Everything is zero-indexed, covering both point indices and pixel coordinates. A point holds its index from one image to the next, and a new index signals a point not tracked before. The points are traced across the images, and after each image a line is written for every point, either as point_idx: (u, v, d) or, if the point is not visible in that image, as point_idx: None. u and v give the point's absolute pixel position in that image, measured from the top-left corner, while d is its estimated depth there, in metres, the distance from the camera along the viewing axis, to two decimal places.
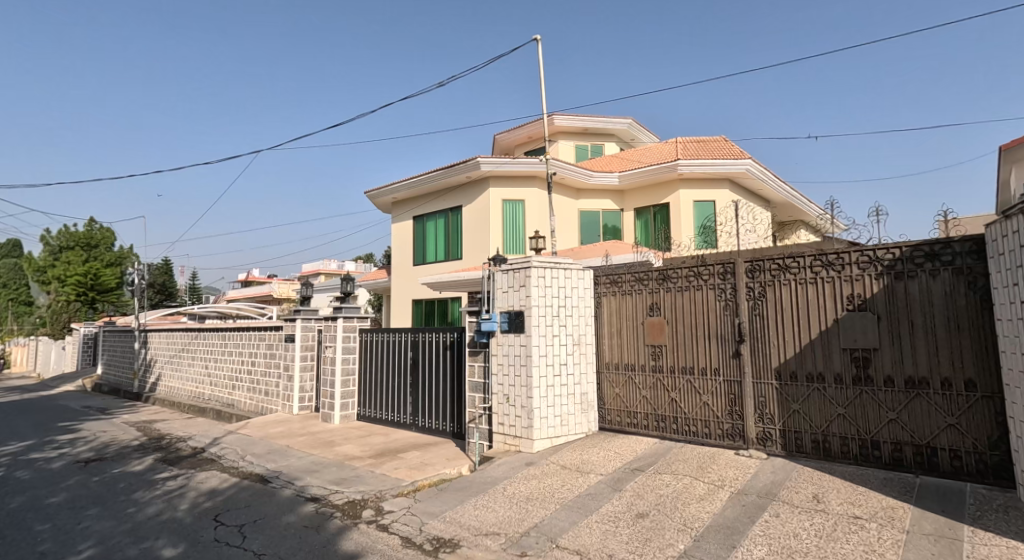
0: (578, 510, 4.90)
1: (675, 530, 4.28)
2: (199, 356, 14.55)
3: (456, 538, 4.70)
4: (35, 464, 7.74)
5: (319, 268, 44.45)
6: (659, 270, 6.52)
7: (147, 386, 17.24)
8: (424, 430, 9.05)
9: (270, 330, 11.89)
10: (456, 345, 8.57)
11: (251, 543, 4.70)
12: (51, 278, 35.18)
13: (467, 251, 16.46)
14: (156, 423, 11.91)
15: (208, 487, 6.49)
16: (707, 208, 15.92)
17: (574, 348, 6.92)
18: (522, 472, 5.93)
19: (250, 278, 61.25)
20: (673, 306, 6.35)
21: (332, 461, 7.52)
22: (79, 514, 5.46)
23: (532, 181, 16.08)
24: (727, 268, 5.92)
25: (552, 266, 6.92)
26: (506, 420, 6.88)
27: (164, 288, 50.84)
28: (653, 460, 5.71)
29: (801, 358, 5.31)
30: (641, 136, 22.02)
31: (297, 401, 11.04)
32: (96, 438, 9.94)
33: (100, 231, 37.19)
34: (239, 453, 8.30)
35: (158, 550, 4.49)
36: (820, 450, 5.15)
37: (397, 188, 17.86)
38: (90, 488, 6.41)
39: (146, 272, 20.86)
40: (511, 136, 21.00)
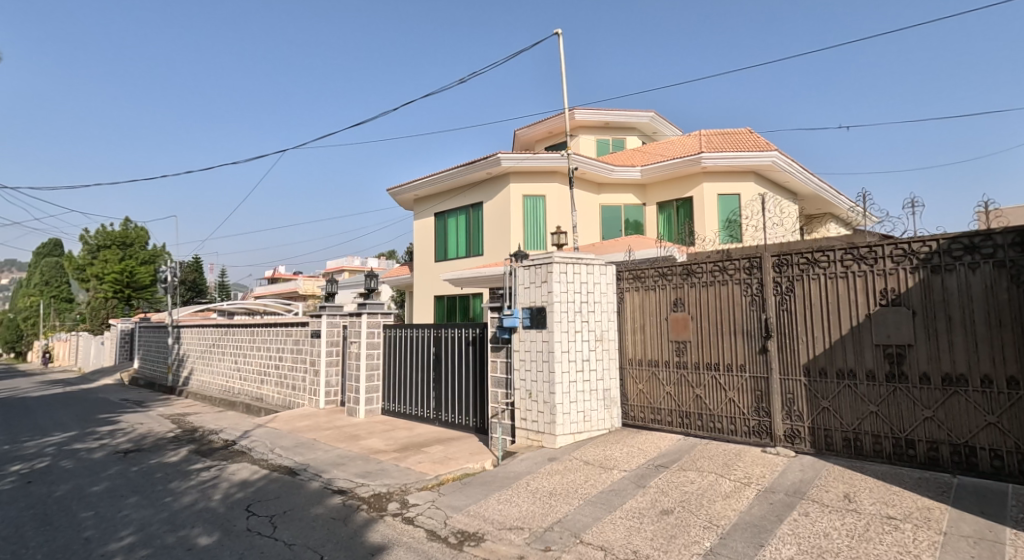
0: (602, 506, 4.88)
1: (700, 527, 4.24)
2: (229, 351, 14.89)
3: (480, 532, 4.74)
4: (78, 454, 8.06)
5: (343, 265, 45.12)
6: (683, 265, 6.43)
7: (179, 380, 17.74)
8: (447, 424, 9.13)
9: (296, 327, 12.12)
10: (478, 341, 8.61)
11: (282, 534, 4.82)
12: (90, 276, 36.47)
13: (488, 247, 16.49)
14: (189, 415, 12.26)
15: (239, 479, 6.67)
16: (732, 201, 15.64)
17: (597, 344, 6.89)
18: (545, 467, 5.96)
19: (277, 275, 62.46)
20: (697, 301, 6.27)
21: (358, 455, 7.64)
22: (119, 502, 5.66)
23: (553, 177, 16.02)
24: (754, 261, 5.81)
25: (574, 262, 6.89)
26: (528, 415, 6.89)
27: (195, 285, 52.24)
28: (678, 456, 5.66)
29: (831, 354, 5.19)
30: (664, 129, 21.76)
31: (323, 396, 11.23)
32: (133, 430, 10.28)
33: (134, 230, 38.26)
34: (269, 446, 8.50)
35: (194, 539, 4.63)
36: (852, 448, 5.04)
37: (419, 184, 17.98)
38: (130, 478, 6.65)
39: (178, 269, 21.45)
40: (532, 132, 20.96)
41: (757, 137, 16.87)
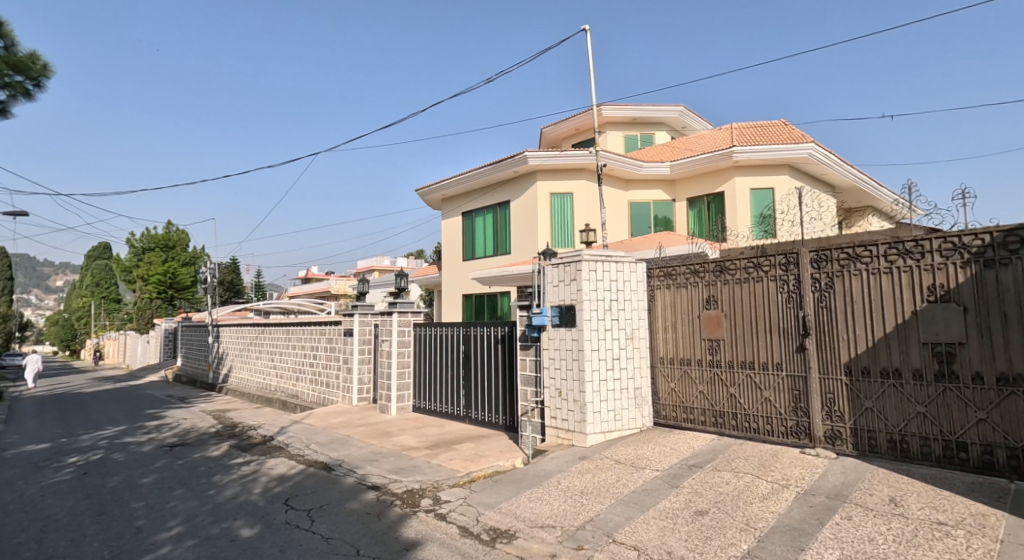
0: (635, 505, 4.84)
1: (737, 529, 4.16)
2: (266, 349, 15.31)
3: (512, 529, 4.76)
4: (128, 447, 8.43)
5: (374, 265, 45.83)
6: (716, 262, 6.31)
7: (219, 377, 18.33)
8: (477, 422, 9.18)
9: (330, 325, 12.38)
10: (507, 340, 8.65)
11: (319, 527, 4.93)
12: (136, 277, 38.11)
13: (516, 246, 16.51)
14: (229, 412, 12.65)
15: (278, 473, 6.86)
16: (766, 196, 15.19)
17: (628, 342, 6.83)
18: (576, 466, 5.92)
19: (310, 275, 63.83)
20: (731, 298, 6.14)
21: (390, 451, 7.76)
22: (167, 494, 5.89)
23: (581, 174, 15.92)
24: (790, 257, 5.65)
25: (604, 259, 6.84)
26: (558, 413, 6.88)
27: (233, 285, 53.96)
28: (712, 456, 5.57)
29: (875, 353, 5.01)
30: (694, 123, 21.33)
31: (356, 393, 11.44)
32: (178, 425, 10.69)
33: (176, 233, 39.64)
34: (305, 441, 8.70)
35: (237, 530, 4.78)
36: (897, 450, 4.86)
37: (447, 184, 18.14)
38: (176, 471, 6.91)
39: (217, 270, 22.17)
40: (559, 129, 20.88)
41: (792, 129, 16.41)
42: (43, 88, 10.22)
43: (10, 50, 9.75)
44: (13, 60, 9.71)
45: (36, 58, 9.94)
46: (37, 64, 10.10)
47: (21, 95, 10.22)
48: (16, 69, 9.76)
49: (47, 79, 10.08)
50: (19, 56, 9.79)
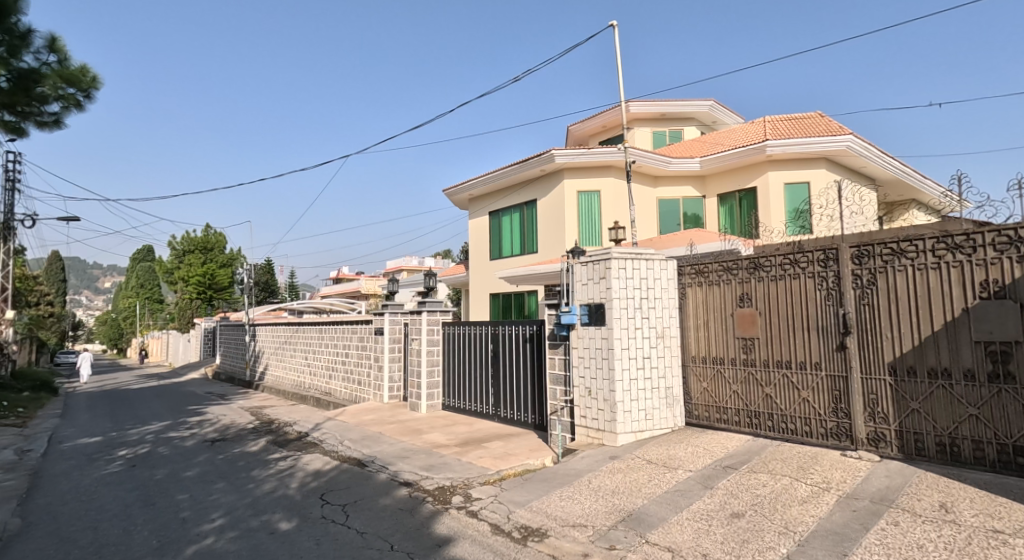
0: (668, 506, 4.77)
1: (775, 533, 4.06)
2: (300, 348, 15.66)
3: (543, 528, 4.76)
4: (173, 442, 8.74)
5: (402, 264, 46.40)
6: (750, 259, 6.17)
7: (256, 375, 18.86)
8: (506, 421, 9.19)
9: (361, 324, 12.59)
10: (536, 338, 8.64)
11: (354, 522, 5.02)
12: (178, 279, 39.75)
13: (544, 244, 16.47)
14: (266, 408, 13.00)
15: (314, 469, 7.02)
16: (801, 190, 14.70)
17: (658, 341, 6.75)
18: (606, 466, 5.87)
19: (341, 275, 65.05)
20: (766, 296, 6.00)
21: (421, 449, 7.85)
22: (209, 487, 6.08)
23: (609, 171, 15.77)
24: (829, 253, 5.48)
25: (633, 257, 6.78)
26: (588, 413, 6.84)
27: (267, 285, 55.54)
28: (747, 457, 5.45)
29: (921, 352, 4.81)
30: (725, 118, 20.89)
31: (387, 391, 11.60)
32: (218, 421, 11.05)
33: (214, 235, 41.00)
34: (338, 438, 8.87)
35: (276, 523, 4.90)
36: (946, 455, 4.66)
37: (474, 184, 18.23)
38: (217, 465, 7.14)
39: (253, 271, 22.83)
40: (586, 127, 20.76)
41: (829, 121, 15.90)
42: (94, 98, 10.74)
43: (62, 64, 10.22)
44: (67, 73, 10.20)
45: (87, 71, 10.45)
46: (86, 76, 10.61)
47: (72, 106, 10.71)
48: (70, 82, 10.26)
49: (97, 90, 10.61)
50: (71, 70, 10.29)
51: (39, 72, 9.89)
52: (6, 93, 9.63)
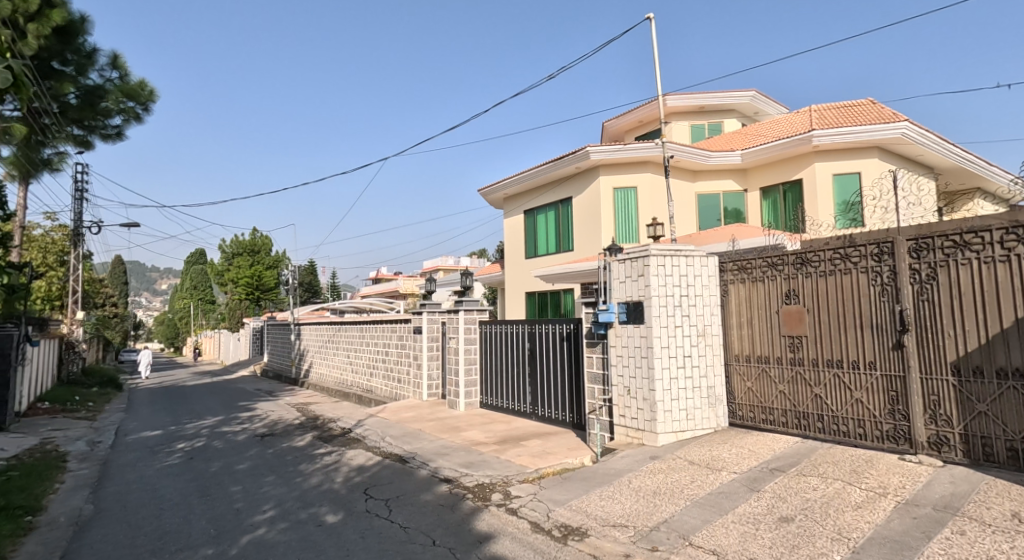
0: (712, 508, 4.66)
1: (827, 538, 3.91)
2: (342, 346, 16.06)
3: (584, 527, 4.72)
4: (226, 436, 9.12)
5: (439, 264, 46.93)
6: (797, 254, 5.96)
7: (301, 372, 19.46)
8: (544, 419, 9.18)
9: (400, 323, 12.81)
10: (573, 337, 8.58)
11: (397, 516, 5.11)
12: (228, 280, 41.50)
13: (580, 242, 16.35)
14: (311, 405, 13.40)
15: (357, 464, 7.19)
16: (851, 181, 14.05)
17: (699, 339, 6.60)
18: (646, 466, 5.79)
19: (380, 276, 66.30)
20: (815, 292, 5.78)
21: (460, 446, 7.92)
22: (260, 480, 6.31)
23: (646, 167, 15.53)
24: (884, 247, 5.23)
25: (673, 253, 6.66)
26: (627, 412, 6.76)
27: (311, 286, 57.23)
28: (796, 460, 5.27)
29: (989, 352, 4.52)
30: (768, 108, 20.22)
31: (425, 389, 11.76)
32: (267, 416, 11.46)
33: (261, 238, 42.54)
34: (380, 434, 9.05)
35: (323, 516, 5.04)
36: (1019, 461, 4.36)
37: (509, 183, 18.27)
38: (267, 458, 7.40)
39: (297, 272, 23.57)
40: (621, 122, 20.50)
41: (881, 108, 15.16)
42: (151, 111, 11.35)
43: (123, 80, 10.87)
44: (127, 88, 10.84)
45: (145, 85, 11.06)
46: (145, 91, 11.23)
47: (132, 119, 11.31)
48: (130, 96, 10.89)
49: (154, 103, 11.18)
50: (131, 85, 10.92)
51: (103, 87, 10.61)
52: (74, 109, 10.35)
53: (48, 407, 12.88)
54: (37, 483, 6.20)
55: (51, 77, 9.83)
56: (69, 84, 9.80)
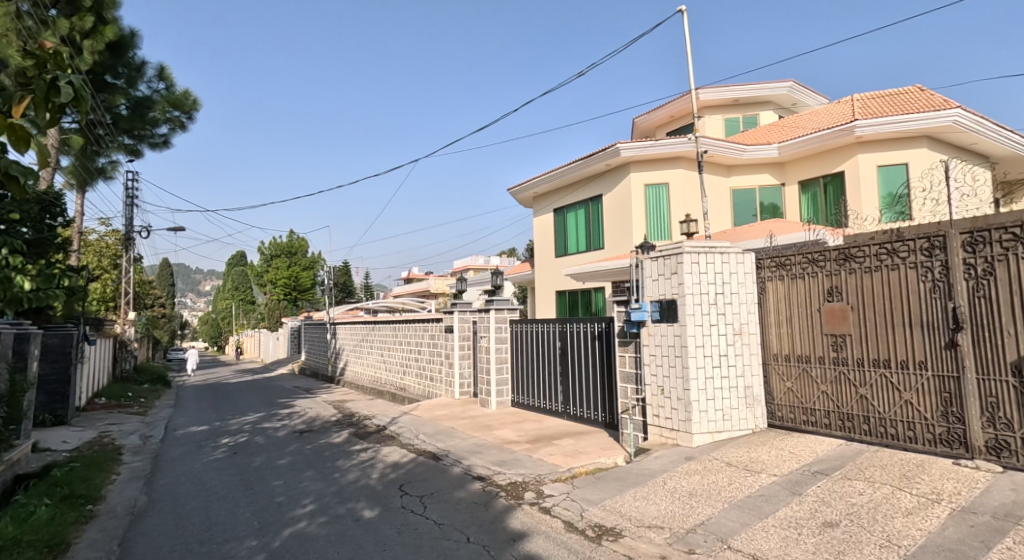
0: (751, 511, 4.54)
1: (875, 545, 3.76)
2: (376, 345, 16.33)
3: (618, 527, 4.66)
4: (267, 432, 9.40)
5: (469, 263, 47.16)
6: (839, 249, 5.74)
7: (337, 370, 19.89)
8: (576, 419, 9.12)
9: (432, 322, 12.93)
10: (605, 336, 8.49)
11: (431, 513, 5.15)
12: (267, 281, 42.78)
13: (611, 240, 16.18)
14: (347, 402, 13.67)
15: (392, 460, 7.29)
16: (898, 173, 13.44)
17: (736, 338, 6.44)
18: (681, 466, 5.68)
19: (412, 276, 67.12)
20: (860, 289, 5.56)
21: (492, 444, 7.94)
22: (299, 475, 6.47)
23: (678, 162, 15.26)
24: (935, 241, 4.98)
25: (707, 251, 6.50)
26: (661, 412, 6.65)
27: (345, 286, 58.41)
28: (840, 463, 5.08)
29: None
30: (806, 99, 19.57)
31: (457, 387, 11.85)
32: (306, 413, 11.75)
33: (298, 240, 43.64)
34: (414, 432, 9.16)
35: (360, 511, 5.12)
36: None
37: (538, 182, 18.23)
38: (306, 454, 7.59)
39: (332, 272, 24.09)
40: (652, 118, 20.19)
41: (929, 95, 14.49)
42: (195, 119, 11.86)
43: (169, 90, 11.33)
44: (173, 98, 11.34)
45: (189, 95, 11.53)
46: (189, 100, 11.69)
47: (177, 128, 11.82)
48: (176, 106, 11.43)
49: (198, 111, 11.70)
50: (176, 95, 11.40)
51: (150, 98, 11.05)
52: (125, 119, 10.78)
53: (104, 403, 13.53)
54: (96, 474, 6.51)
55: (105, 91, 10.28)
56: (121, 97, 10.22)
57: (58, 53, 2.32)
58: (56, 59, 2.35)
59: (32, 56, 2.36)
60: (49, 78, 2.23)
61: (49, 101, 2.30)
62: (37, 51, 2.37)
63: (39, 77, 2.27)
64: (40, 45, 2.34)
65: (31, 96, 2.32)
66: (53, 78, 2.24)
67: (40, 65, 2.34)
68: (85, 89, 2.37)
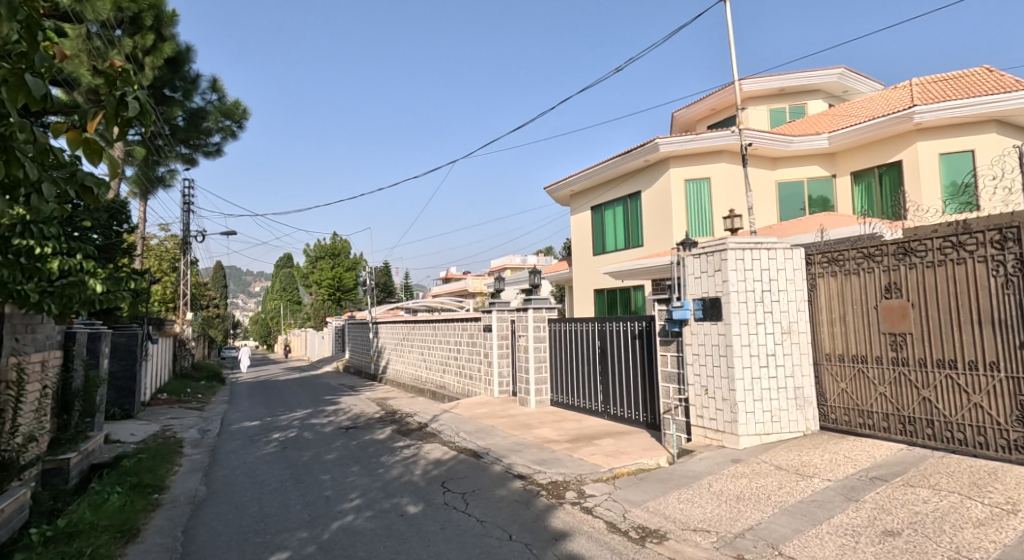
0: (803, 517, 4.34)
1: (942, 557, 3.54)
2: (416, 344, 16.56)
3: (662, 530, 4.55)
4: (314, 428, 9.67)
5: (506, 263, 47.24)
6: (898, 243, 5.43)
7: (379, 368, 20.28)
8: (616, 418, 8.99)
9: (471, 322, 13.01)
10: (646, 334, 8.33)
11: (473, 510, 5.17)
12: (313, 282, 44.14)
13: (650, 237, 15.88)
14: (389, 400, 13.93)
15: (434, 458, 7.36)
16: (964, 160, 12.54)
17: (785, 336, 6.20)
18: (728, 469, 5.50)
19: (450, 276, 67.76)
20: (921, 285, 5.24)
21: (532, 443, 7.91)
22: (345, 470, 6.62)
23: (720, 156, 14.84)
24: (1007, 233, 4.64)
25: (753, 247, 6.27)
26: (705, 413, 6.47)
27: (386, 287, 59.64)
28: (902, 469, 4.81)
29: None
30: (858, 86, 18.69)
31: (496, 386, 11.88)
32: (350, 410, 12.03)
33: (341, 242, 44.85)
34: (454, 429, 9.23)
35: (404, 506, 5.19)
36: None
37: (575, 180, 18.09)
38: (351, 450, 7.76)
39: (374, 273, 24.61)
40: (692, 111, 19.73)
41: (996, 77, 13.58)
42: (245, 128, 12.19)
43: (221, 100, 11.78)
44: (225, 108, 11.74)
45: (239, 104, 11.92)
46: (239, 109, 12.09)
47: (229, 137, 12.23)
48: (227, 115, 11.79)
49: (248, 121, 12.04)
50: (228, 105, 11.81)
51: (204, 109, 11.51)
52: (182, 130, 11.31)
53: (165, 398, 14.25)
54: (161, 465, 6.84)
55: (163, 103, 10.76)
56: (178, 109, 10.73)
57: (125, 70, 2.43)
58: (123, 76, 2.45)
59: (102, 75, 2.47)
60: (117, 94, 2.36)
61: (117, 115, 2.44)
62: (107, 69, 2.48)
63: (109, 93, 2.41)
64: (109, 63, 2.43)
65: (102, 110, 2.44)
66: (121, 94, 2.37)
67: (110, 82, 2.46)
68: (148, 103, 2.53)
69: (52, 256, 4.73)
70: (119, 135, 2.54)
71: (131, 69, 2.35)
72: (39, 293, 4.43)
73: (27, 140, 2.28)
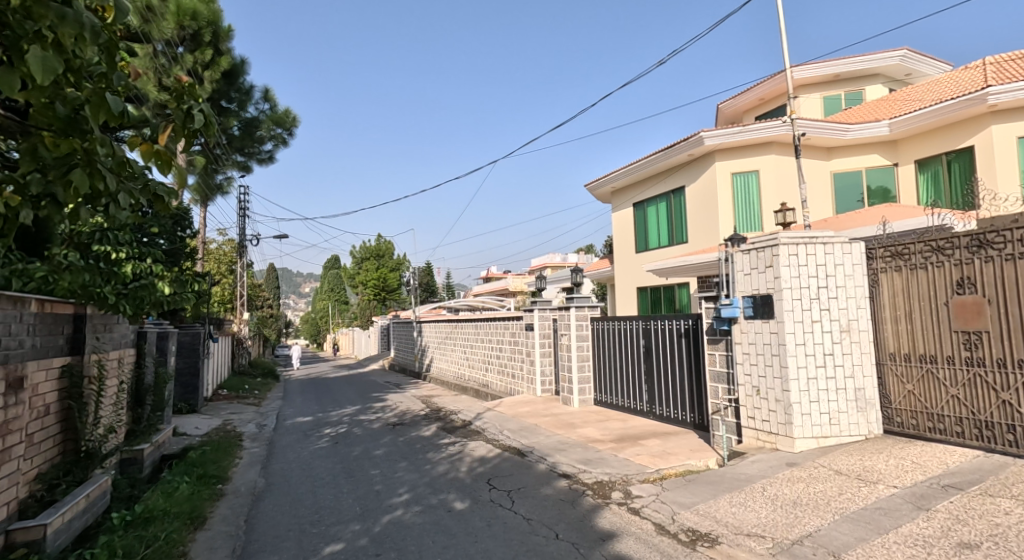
0: (867, 525, 4.10)
1: None
2: (459, 343, 16.70)
3: (714, 533, 4.39)
4: (362, 424, 9.90)
5: (546, 263, 47.12)
6: (972, 235, 5.04)
7: (424, 367, 20.60)
8: (662, 419, 8.79)
9: (513, 321, 13.00)
10: (692, 333, 8.09)
11: (519, 508, 5.14)
12: (359, 283, 45.34)
13: (696, 233, 15.45)
14: (433, 398, 14.11)
15: (478, 455, 7.38)
16: None
17: (843, 335, 5.90)
18: (783, 472, 5.26)
19: (492, 275, 68.17)
20: (998, 280, 4.85)
21: (576, 443, 7.82)
22: (393, 465, 6.74)
23: (769, 148, 14.29)
24: None
25: (807, 241, 5.98)
26: (757, 414, 6.22)
27: (429, 287, 60.65)
28: (979, 477, 4.46)
29: None
30: (921, 69, 17.60)
31: (539, 384, 11.83)
32: (397, 407, 12.28)
33: (384, 243, 45.90)
34: (498, 428, 9.24)
35: (451, 502, 5.22)
36: None
37: (617, 177, 17.82)
38: (399, 446, 7.89)
39: (418, 273, 25.01)
40: (739, 102, 19.07)
41: None
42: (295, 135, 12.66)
43: (273, 109, 12.18)
44: (276, 116, 12.16)
45: (290, 112, 12.34)
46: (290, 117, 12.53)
47: (280, 144, 12.70)
48: (279, 123, 12.25)
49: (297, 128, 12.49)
50: (279, 113, 12.22)
51: (258, 118, 11.96)
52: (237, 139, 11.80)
53: (225, 394, 14.94)
54: (223, 457, 7.16)
55: (221, 114, 11.26)
56: (234, 120, 11.21)
57: (190, 84, 2.52)
58: (189, 90, 2.54)
59: (170, 89, 2.56)
60: (185, 108, 2.48)
61: (185, 127, 2.58)
62: (173, 85, 2.57)
63: (177, 107, 2.53)
64: (176, 78, 2.52)
65: (172, 123, 2.56)
66: (187, 107, 2.50)
67: (177, 97, 2.55)
68: (212, 114, 2.64)
69: (126, 260, 5.03)
70: (185, 146, 2.66)
71: (195, 83, 2.46)
72: (116, 295, 4.70)
73: (108, 154, 2.38)
